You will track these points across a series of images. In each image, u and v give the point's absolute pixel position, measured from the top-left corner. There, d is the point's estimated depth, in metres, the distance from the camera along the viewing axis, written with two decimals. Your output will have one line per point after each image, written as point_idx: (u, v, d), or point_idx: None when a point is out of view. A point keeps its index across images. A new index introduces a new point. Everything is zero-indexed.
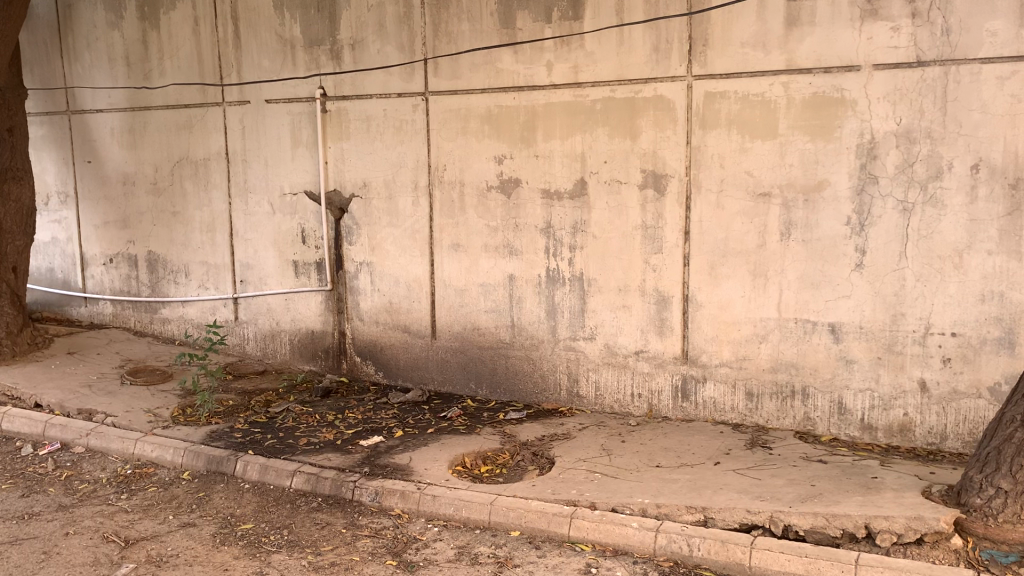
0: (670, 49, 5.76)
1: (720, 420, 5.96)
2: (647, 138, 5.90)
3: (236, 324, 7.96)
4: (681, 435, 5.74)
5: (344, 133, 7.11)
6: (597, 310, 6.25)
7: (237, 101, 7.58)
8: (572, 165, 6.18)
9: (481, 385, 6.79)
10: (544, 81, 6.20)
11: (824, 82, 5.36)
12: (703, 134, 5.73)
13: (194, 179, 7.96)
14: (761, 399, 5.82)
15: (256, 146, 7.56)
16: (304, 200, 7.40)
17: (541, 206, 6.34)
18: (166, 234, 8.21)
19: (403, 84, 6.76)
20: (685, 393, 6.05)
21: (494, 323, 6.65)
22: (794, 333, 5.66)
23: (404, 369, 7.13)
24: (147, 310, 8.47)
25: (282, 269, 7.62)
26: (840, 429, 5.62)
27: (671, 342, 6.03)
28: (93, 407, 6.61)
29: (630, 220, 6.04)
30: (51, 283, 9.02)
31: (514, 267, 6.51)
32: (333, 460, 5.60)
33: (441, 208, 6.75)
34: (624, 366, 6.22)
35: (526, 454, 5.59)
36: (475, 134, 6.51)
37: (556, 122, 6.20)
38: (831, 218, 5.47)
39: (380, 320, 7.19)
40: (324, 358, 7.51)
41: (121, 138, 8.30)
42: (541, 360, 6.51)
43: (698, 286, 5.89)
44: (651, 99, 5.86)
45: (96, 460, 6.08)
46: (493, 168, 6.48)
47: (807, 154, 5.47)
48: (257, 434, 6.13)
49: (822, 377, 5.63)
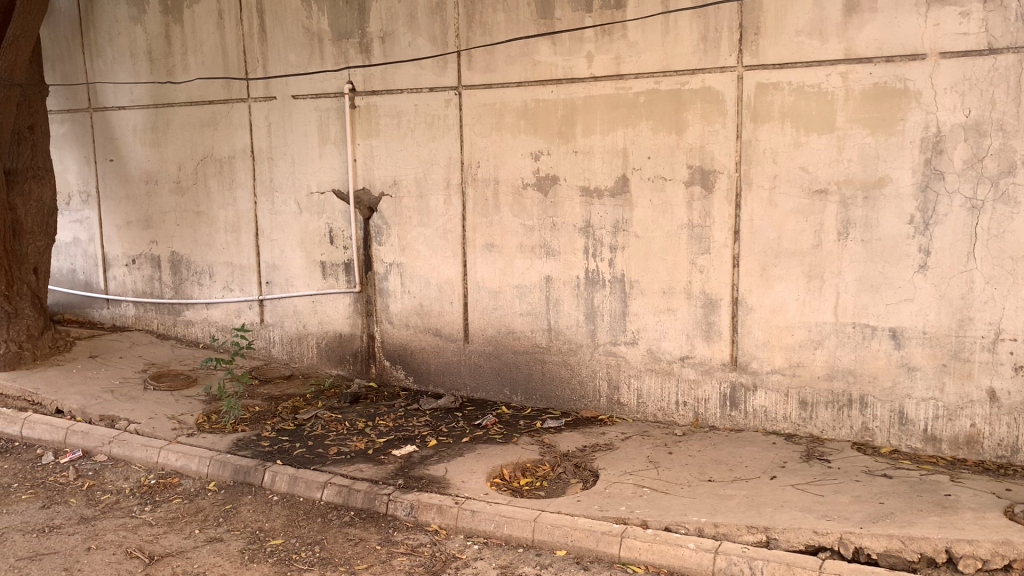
0: (719, 38, 5.46)
1: (772, 430, 5.65)
2: (695, 133, 5.60)
3: (261, 326, 7.73)
4: (730, 446, 5.43)
5: (373, 129, 6.85)
6: (640, 314, 5.95)
7: (263, 97, 7.34)
8: (614, 161, 5.89)
9: (515, 391, 6.52)
10: (584, 74, 5.91)
11: (887, 72, 5.04)
12: (755, 128, 5.42)
13: (218, 178, 7.73)
14: (815, 408, 5.51)
15: (282, 143, 7.32)
16: (332, 199, 7.15)
17: (580, 205, 6.05)
18: (190, 234, 8.00)
19: (435, 78, 6.49)
20: (734, 401, 5.74)
21: (530, 327, 6.37)
22: (852, 339, 5.34)
23: (436, 375, 6.86)
24: (170, 312, 8.25)
25: (309, 270, 7.37)
26: (901, 441, 5.29)
27: (719, 348, 5.72)
28: (115, 413, 6.40)
29: (675, 219, 5.74)
30: (72, 285, 8.83)
31: (551, 268, 6.23)
32: (365, 471, 5.33)
33: (474, 207, 6.48)
34: (668, 373, 5.92)
35: (568, 466, 5.29)
36: (511, 130, 6.24)
37: (597, 116, 5.90)
38: (893, 217, 5.15)
39: (411, 323, 6.92)
40: (353, 362, 7.26)
41: (144, 136, 8.09)
42: (580, 366, 6.23)
43: (748, 288, 5.58)
44: (698, 91, 5.55)
45: (119, 469, 5.86)
46: (530, 165, 6.19)
47: (867, 149, 5.15)
48: (285, 442, 5.88)
49: (882, 385, 5.30)
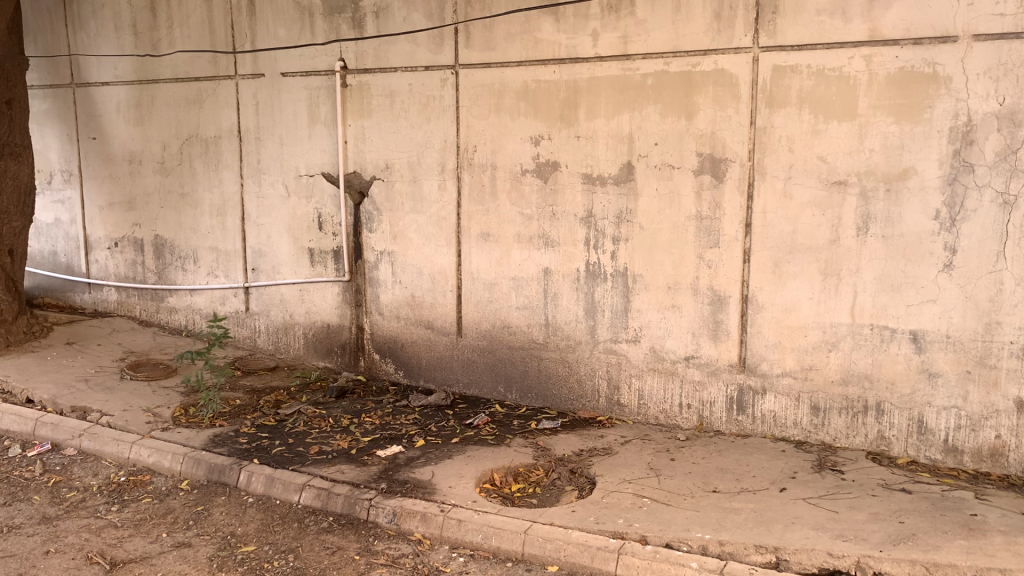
0: (733, 17, 5.09)
1: (781, 436, 5.31)
2: (705, 118, 5.24)
3: (247, 315, 7.39)
4: (737, 454, 5.09)
5: (365, 110, 6.49)
6: (643, 310, 5.60)
7: (251, 74, 6.99)
8: (618, 147, 5.53)
9: (510, 388, 6.18)
10: (589, 53, 5.54)
11: (914, 55, 4.67)
12: (770, 113, 5.06)
13: (204, 158, 7.38)
14: (828, 415, 5.16)
15: (270, 123, 6.96)
16: (321, 182, 6.80)
17: (582, 193, 5.70)
18: (174, 217, 7.65)
19: (431, 55, 6.13)
20: (741, 405, 5.40)
21: (526, 321, 6.02)
22: (869, 341, 4.99)
23: (427, 370, 6.52)
24: (153, 298, 7.92)
25: (296, 257, 7.03)
26: (919, 451, 4.95)
27: (727, 348, 5.38)
28: (88, 405, 6.07)
29: (683, 210, 5.38)
30: (53, 267, 8.49)
31: (550, 259, 5.88)
32: (346, 472, 4.99)
33: (470, 194, 6.12)
34: (672, 374, 5.57)
35: (563, 471, 4.94)
36: (510, 112, 5.87)
37: (601, 99, 5.54)
38: (916, 211, 4.79)
39: (401, 315, 6.58)
40: (341, 354, 6.93)
41: (128, 113, 7.74)
42: (578, 364, 5.88)
43: (759, 285, 5.23)
44: (710, 73, 5.19)
45: (88, 464, 5.53)
46: (529, 150, 5.84)
47: (891, 138, 4.79)
48: (263, 439, 5.55)
49: (901, 392, 4.96)
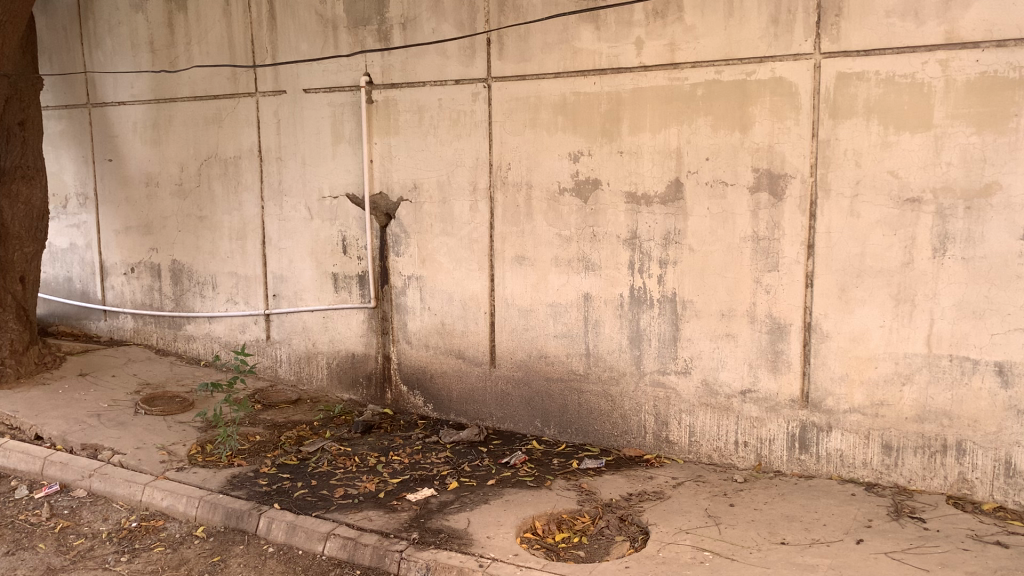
0: (792, 21, 4.68)
1: (849, 478, 4.84)
2: (762, 131, 4.82)
3: (267, 343, 7.03)
4: (802, 499, 4.62)
5: (392, 127, 6.13)
6: (694, 339, 5.16)
7: (272, 91, 6.66)
8: (665, 163, 5.12)
9: (548, 423, 5.75)
10: (633, 63, 5.15)
11: (997, 58, 4.23)
12: (834, 125, 4.64)
13: (223, 180, 7.05)
14: (902, 454, 4.69)
15: (292, 142, 6.62)
16: (346, 204, 6.44)
17: (625, 213, 5.29)
18: (192, 241, 7.32)
19: (461, 68, 5.76)
20: (804, 443, 4.93)
21: (565, 351, 5.60)
22: (949, 374, 4.52)
23: (458, 403, 6.11)
24: (171, 326, 7.58)
25: (319, 283, 6.66)
26: (1007, 496, 4.46)
27: (787, 380, 4.93)
28: (99, 442, 5.71)
29: (737, 230, 4.96)
30: (69, 294, 8.19)
31: (591, 284, 5.46)
32: (374, 519, 4.57)
33: (504, 215, 5.72)
34: (727, 409, 5.13)
35: (611, 519, 4.50)
36: (547, 127, 5.48)
37: (646, 112, 5.14)
38: (1002, 230, 4.33)
39: (431, 343, 6.18)
40: (366, 385, 6.54)
41: (145, 133, 7.44)
42: (622, 398, 5.45)
43: (824, 312, 4.78)
44: (767, 82, 4.78)
45: (98, 507, 5.16)
46: (568, 167, 5.44)
47: (971, 151, 4.34)
48: (285, 480, 5.14)
49: (985, 431, 4.48)
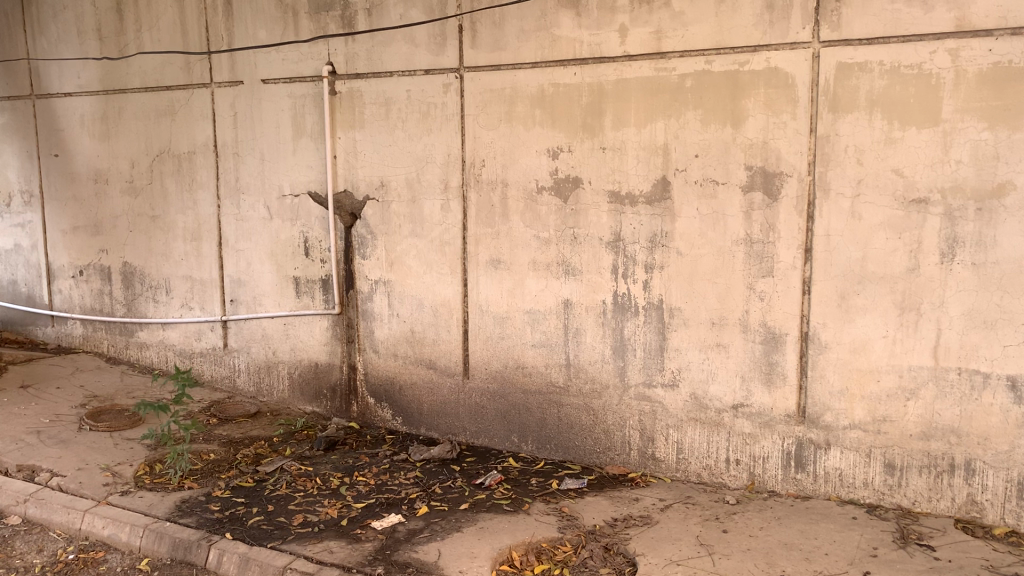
0: (789, 7, 4.32)
1: (849, 499, 4.50)
2: (756, 126, 4.47)
3: (225, 352, 6.58)
4: (800, 524, 4.28)
5: (357, 120, 5.70)
6: (682, 350, 4.80)
7: (228, 81, 6.21)
8: (651, 159, 4.75)
9: (525, 438, 5.36)
10: (617, 51, 4.77)
11: (1012, 47, 3.89)
12: (834, 119, 4.29)
13: (177, 177, 6.59)
14: (906, 474, 4.35)
15: (249, 136, 6.18)
16: (308, 202, 6.01)
17: (608, 213, 4.91)
18: (144, 242, 6.85)
19: (431, 57, 5.36)
20: (800, 461, 4.59)
21: (544, 361, 5.22)
22: (957, 389, 4.20)
23: (429, 417, 5.71)
24: (122, 332, 7.10)
25: (280, 287, 6.23)
26: (1020, 520, 4.14)
27: (783, 395, 4.59)
28: (37, 463, 5.23)
29: (729, 233, 4.60)
30: (13, 298, 7.67)
31: (571, 290, 5.08)
32: (336, 551, 4.15)
33: (478, 215, 5.33)
34: (717, 425, 4.77)
35: (595, 549, 4.12)
36: (524, 121, 5.09)
37: (630, 105, 4.76)
38: (1016, 233, 4.00)
39: (400, 352, 5.77)
40: (331, 397, 6.12)
41: (93, 127, 6.95)
42: (605, 412, 5.08)
43: (822, 321, 4.44)
44: (761, 73, 4.42)
45: (33, 537, 4.69)
46: (547, 165, 5.05)
47: (983, 148, 4.01)
48: (239, 506, 4.71)
49: (996, 450, 4.16)
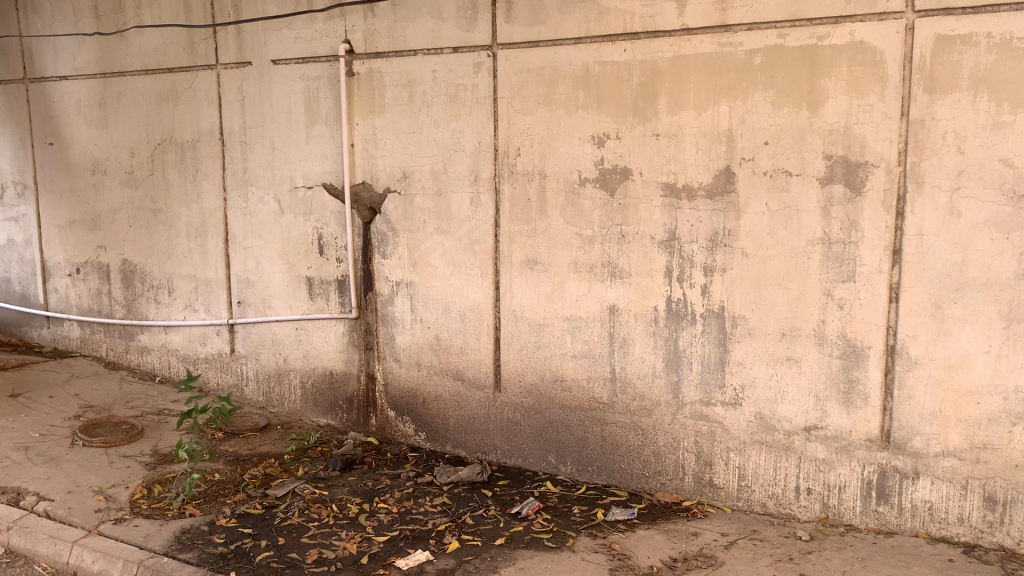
0: None
1: (941, 537, 3.93)
2: (836, 108, 3.89)
3: (232, 358, 6.05)
4: (889, 568, 3.72)
5: (377, 104, 5.15)
6: (746, 364, 4.24)
7: (235, 62, 5.67)
8: (712, 148, 4.18)
9: (564, 460, 4.81)
10: (673, 24, 4.20)
11: None
12: (930, 102, 3.71)
13: (179, 167, 6.06)
14: (1010, 510, 3.78)
15: (258, 123, 5.63)
16: (322, 195, 5.46)
17: (661, 209, 4.34)
18: (145, 238, 6.32)
19: (460, 34, 4.80)
20: (883, 493, 4.02)
21: (586, 375, 4.67)
22: None
23: (455, 433, 5.17)
24: (122, 335, 6.58)
25: (292, 289, 5.69)
26: None
27: (864, 416, 4.02)
28: (23, 484, 4.72)
29: (803, 232, 4.03)
30: (7, 297, 7.16)
31: (618, 295, 4.52)
32: None
33: (512, 210, 4.77)
34: (786, 449, 4.22)
35: None
36: (566, 105, 4.52)
37: (689, 86, 4.19)
38: None
39: (423, 361, 5.22)
40: (347, 410, 5.59)
41: (90, 113, 6.42)
42: (655, 433, 4.52)
43: (912, 334, 3.87)
44: (843, 47, 3.84)
45: (15, 571, 4.17)
46: (591, 154, 4.49)
47: None
48: (247, 538, 4.18)
49: None
